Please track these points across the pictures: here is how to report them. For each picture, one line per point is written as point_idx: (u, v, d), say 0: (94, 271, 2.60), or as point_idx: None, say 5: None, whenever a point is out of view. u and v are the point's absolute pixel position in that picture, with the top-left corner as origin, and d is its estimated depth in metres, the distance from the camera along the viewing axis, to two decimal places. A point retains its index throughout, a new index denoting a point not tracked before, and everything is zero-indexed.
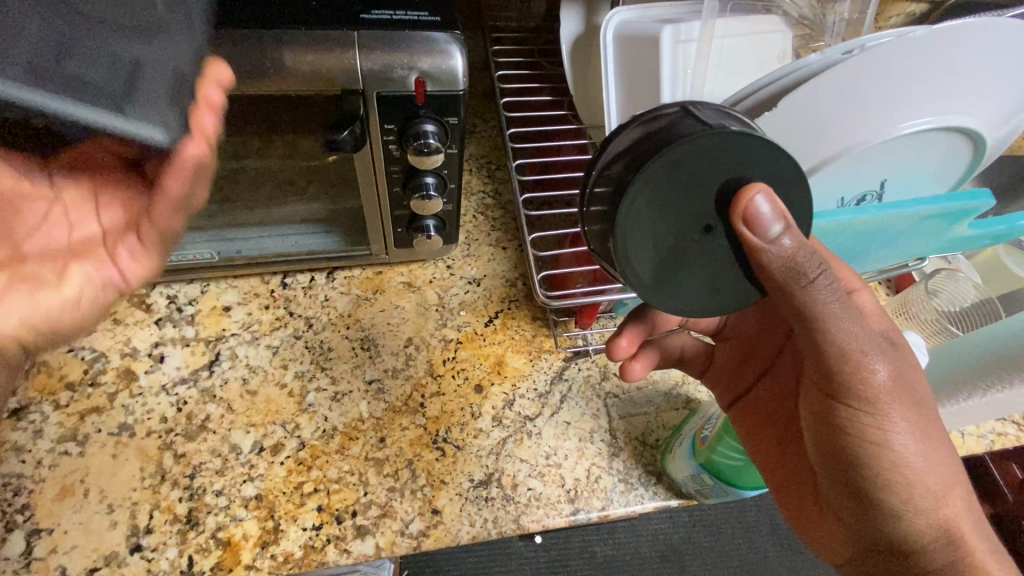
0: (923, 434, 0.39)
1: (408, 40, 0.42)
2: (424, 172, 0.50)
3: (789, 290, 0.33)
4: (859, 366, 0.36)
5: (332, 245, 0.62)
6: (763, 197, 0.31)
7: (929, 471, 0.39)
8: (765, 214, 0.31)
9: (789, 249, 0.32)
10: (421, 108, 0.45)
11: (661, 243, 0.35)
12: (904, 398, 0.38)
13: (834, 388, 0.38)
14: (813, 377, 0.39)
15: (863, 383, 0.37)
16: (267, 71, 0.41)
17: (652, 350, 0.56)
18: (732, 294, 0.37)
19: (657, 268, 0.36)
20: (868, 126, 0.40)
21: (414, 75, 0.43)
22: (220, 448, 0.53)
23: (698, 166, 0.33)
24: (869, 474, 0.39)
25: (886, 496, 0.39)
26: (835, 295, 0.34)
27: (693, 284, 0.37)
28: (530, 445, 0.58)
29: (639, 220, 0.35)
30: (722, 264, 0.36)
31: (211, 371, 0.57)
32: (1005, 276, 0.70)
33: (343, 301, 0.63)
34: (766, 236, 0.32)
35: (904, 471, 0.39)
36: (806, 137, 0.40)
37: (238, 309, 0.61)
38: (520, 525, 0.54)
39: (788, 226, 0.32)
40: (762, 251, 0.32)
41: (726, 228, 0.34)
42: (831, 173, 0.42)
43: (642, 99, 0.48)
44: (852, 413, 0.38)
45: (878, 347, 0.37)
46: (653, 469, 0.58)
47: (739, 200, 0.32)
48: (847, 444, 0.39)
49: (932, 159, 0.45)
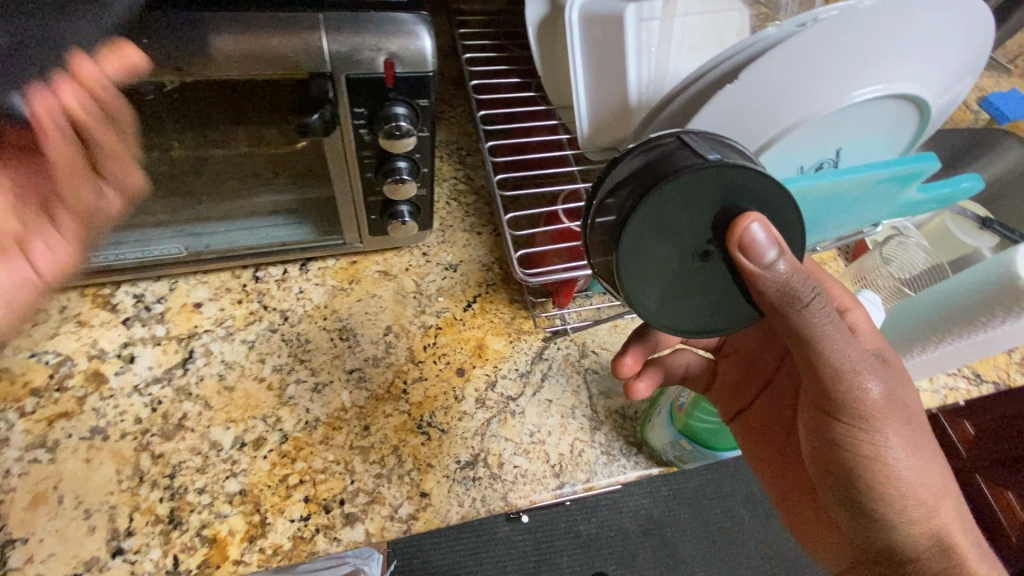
0: (915, 447, 0.41)
1: (375, 21, 0.42)
2: (396, 156, 0.50)
3: (787, 314, 0.35)
4: (854, 386, 0.39)
5: (305, 236, 0.61)
6: (759, 225, 0.32)
7: (919, 483, 0.42)
8: (761, 241, 0.33)
9: (783, 275, 0.33)
10: (390, 90, 0.45)
11: (661, 266, 0.37)
12: (897, 415, 0.41)
13: (832, 406, 0.40)
14: (811, 396, 0.41)
15: (858, 402, 0.39)
16: (234, 53, 0.40)
17: (657, 368, 0.58)
18: (731, 317, 0.39)
19: (658, 289, 0.37)
20: (825, 97, 0.42)
21: (383, 56, 0.42)
22: (201, 445, 0.52)
23: (696, 194, 0.34)
24: (865, 484, 0.42)
25: (880, 505, 0.42)
26: (829, 320, 0.36)
27: (694, 303, 0.38)
28: (514, 424, 0.59)
29: (641, 242, 0.35)
30: (718, 287, 0.37)
31: (186, 369, 0.56)
32: (951, 242, 0.75)
33: (319, 292, 0.62)
34: (761, 263, 0.33)
35: (896, 482, 0.41)
36: (767, 106, 0.42)
37: (209, 305, 0.60)
38: (507, 502, 0.55)
39: (782, 252, 0.34)
40: (757, 277, 0.34)
41: (722, 254, 0.36)
42: (792, 143, 0.44)
43: (610, 75, 0.49)
44: (848, 428, 0.41)
45: (871, 368, 0.39)
46: (633, 440, 0.60)
47: (735, 227, 0.33)
48: (844, 458, 0.42)
49: (884, 127, 0.48)
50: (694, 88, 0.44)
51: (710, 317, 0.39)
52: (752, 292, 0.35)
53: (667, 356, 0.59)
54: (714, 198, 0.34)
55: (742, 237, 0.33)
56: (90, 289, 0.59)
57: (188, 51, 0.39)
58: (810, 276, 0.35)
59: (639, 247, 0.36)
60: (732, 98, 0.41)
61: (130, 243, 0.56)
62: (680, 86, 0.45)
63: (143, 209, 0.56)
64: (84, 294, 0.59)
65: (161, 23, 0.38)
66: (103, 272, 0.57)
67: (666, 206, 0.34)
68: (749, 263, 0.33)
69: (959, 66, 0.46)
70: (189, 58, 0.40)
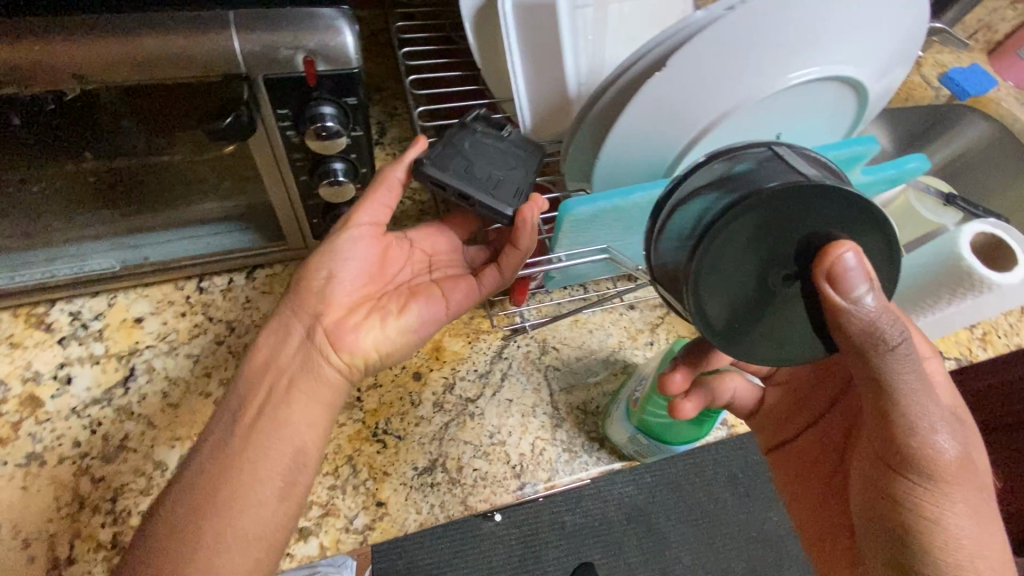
0: (980, 516, 0.40)
1: (290, 17, 0.40)
2: (331, 157, 0.48)
3: (869, 355, 0.34)
4: (927, 445, 0.38)
5: (249, 244, 0.59)
6: (853, 255, 0.31)
7: (983, 557, 0.39)
8: (854, 272, 0.31)
9: (871, 311, 0.32)
10: (314, 89, 0.43)
11: (740, 282, 0.35)
12: (968, 481, 0.39)
13: (897, 460, 0.39)
14: (878, 447, 0.41)
15: (930, 461, 0.38)
16: (139, 56, 0.38)
17: (707, 390, 0.53)
18: (797, 349, 0.37)
19: (729, 307, 0.36)
20: (759, 80, 0.41)
21: (302, 54, 0.40)
22: (144, 466, 0.50)
23: (790, 209, 0.33)
24: (921, 545, 0.40)
25: (935, 573, 0.39)
26: (909, 378, 0.36)
27: (770, 331, 0.36)
28: (473, 426, 0.58)
29: (722, 253, 0.34)
30: (792, 316, 0.36)
31: (126, 388, 0.54)
32: (912, 219, 0.75)
33: (267, 300, 0.60)
34: (849, 297, 0.32)
35: (953, 550, 0.39)
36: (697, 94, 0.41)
37: (151, 319, 0.58)
38: (467, 506, 0.54)
39: (873, 287, 0.32)
40: (844, 311, 0.33)
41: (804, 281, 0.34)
42: (726, 130, 0.43)
43: (543, 66, 0.48)
44: (912, 485, 0.39)
45: (950, 429, 0.38)
46: (595, 436, 0.59)
47: (826, 254, 0.32)
48: (901, 513, 0.40)
49: (823, 110, 0.47)
50: (626, 76, 0.43)
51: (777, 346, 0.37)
52: (832, 325, 0.34)
53: (716, 382, 0.54)
54: (810, 215, 0.33)
55: (837, 262, 0.32)
56: (23, 308, 0.57)
57: (86, 57, 0.37)
58: (900, 324, 0.34)
59: (720, 255, 0.35)
60: (661, 87, 0.40)
61: (66, 257, 0.54)
62: (612, 74, 0.43)
63: (75, 222, 0.53)
64: (17, 314, 0.57)
65: (55, 29, 0.36)
66: (35, 291, 0.55)
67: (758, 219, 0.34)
68: (840, 291, 0.32)
69: (898, 45, 0.45)
70: (89, 66, 0.38)
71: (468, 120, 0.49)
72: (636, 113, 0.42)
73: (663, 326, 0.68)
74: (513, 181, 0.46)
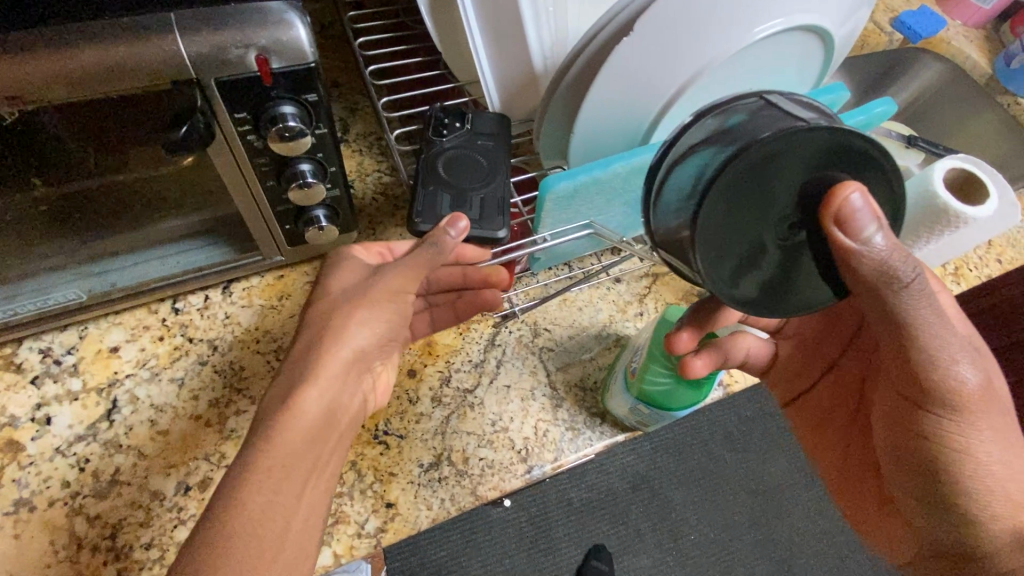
0: (1005, 440, 0.43)
1: (238, 15, 0.37)
2: (298, 158, 0.46)
3: (884, 293, 0.36)
4: (947, 374, 0.40)
5: (221, 257, 0.56)
6: (859, 195, 0.33)
7: (1010, 480, 0.42)
8: (861, 213, 0.33)
9: (881, 250, 0.34)
10: (271, 89, 0.41)
11: (743, 236, 0.36)
12: (990, 406, 0.42)
13: (922, 396, 0.42)
14: (904, 386, 0.44)
15: (954, 390, 0.41)
16: (79, 70, 0.36)
17: (717, 347, 0.55)
18: (808, 295, 0.38)
19: (734, 265, 0.37)
20: (723, 39, 0.41)
21: (253, 52, 0.38)
22: (141, 498, 0.49)
23: (785, 158, 0.34)
24: (947, 477, 0.43)
25: (960, 499, 0.43)
26: (932, 311, 0.38)
27: (777, 281, 0.37)
28: (474, 417, 0.57)
29: (724, 208, 0.35)
30: (797, 265, 0.37)
31: (111, 421, 0.52)
32: None
33: (247, 315, 0.59)
34: (859, 238, 0.34)
35: (982, 476, 0.42)
36: (666, 59, 0.41)
37: (128, 347, 0.55)
38: (477, 496, 0.53)
39: (879, 226, 0.34)
40: (855, 253, 0.34)
41: (806, 228, 0.36)
42: (697, 92, 0.43)
43: (509, 43, 0.46)
44: (937, 417, 0.43)
45: (970, 355, 0.41)
46: (596, 411, 0.60)
47: (833, 200, 0.33)
48: (928, 446, 0.44)
49: (792, 61, 0.48)
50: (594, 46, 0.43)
51: (786, 296, 0.38)
52: (842, 266, 0.36)
53: (727, 340, 0.57)
54: (804, 161, 0.34)
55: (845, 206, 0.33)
56: None
57: (19, 75, 0.35)
58: (911, 261, 0.36)
59: (724, 211, 0.35)
60: (630, 56, 0.40)
61: (26, 292, 0.51)
62: (579, 47, 0.43)
63: (32, 255, 0.50)
64: None
65: None
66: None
67: (753, 170, 0.34)
68: (851, 233, 0.34)
69: None
70: (24, 85, 0.35)
71: (433, 137, 0.47)
72: (604, 87, 0.41)
73: (650, 296, 0.69)
74: (494, 196, 0.45)
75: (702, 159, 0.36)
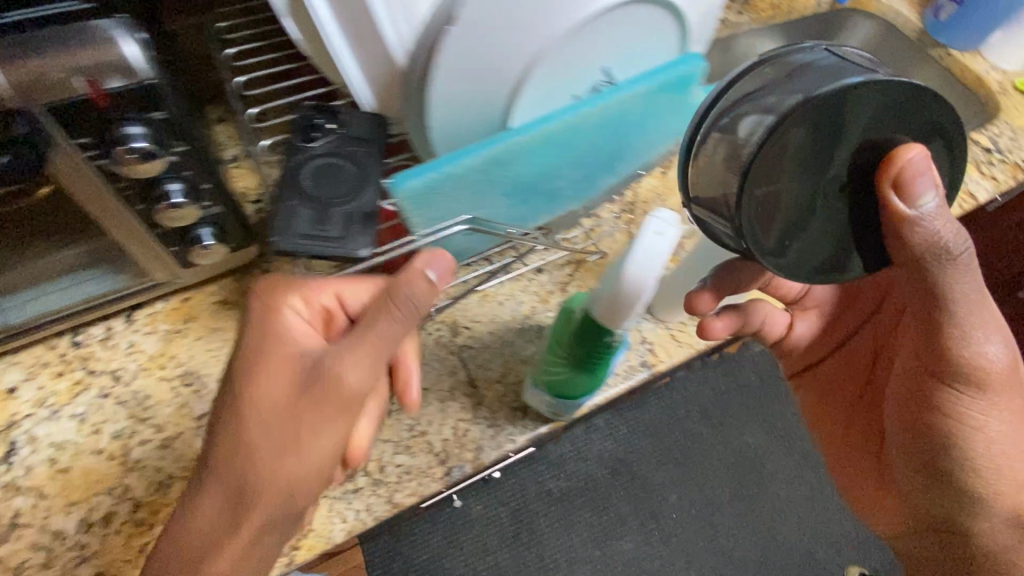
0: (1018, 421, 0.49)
1: (60, 39, 0.36)
2: (163, 179, 0.45)
3: (925, 263, 0.40)
4: (972, 355, 0.46)
5: (113, 285, 0.55)
6: (918, 158, 0.36)
7: (1016, 458, 0.50)
8: (918, 178, 0.36)
9: (930, 215, 0.38)
10: (111, 109, 0.39)
11: (799, 198, 0.39)
12: (1006, 385, 0.48)
13: (945, 372, 0.48)
14: (928, 361, 0.48)
15: (977, 368, 0.46)
16: None
17: (733, 312, 0.62)
18: (848, 264, 0.42)
19: (787, 228, 0.39)
20: (547, 26, 0.44)
21: (82, 77, 0.37)
22: (42, 539, 0.48)
23: (861, 114, 0.37)
24: (953, 452, 0.50)
25: (969, 472, 0.51)
26: (969, 291, 0.42)
27: (825, 252, 0.41)
28: (391, 423, 0.56)
29: (791, 162, 0.38)
30: (846, 233, 0.41)
31: (8, 463, 0.50)
32: None
33: (151, 341, 0.57)
34: (913, 203, 0.37)
35: (992, 452, 0.50)
36: (501, 43, 0.43)
37: (26, 386, 0.54)
38: (394, 503, 0.53)
39: (934, 193, 0.38)
40: (908, 218, 0.38)
41: (853, 193, 0.39)
42: (543, 70, 0.47)
43: (366, 42, 0.46)
44: (957, 395, 0.48)
45: (998, 335, 0.46)
46: (517, 405, 0.60)
47: (894, 161, 0.37)
48: (939, 418, 0.50)
49: (637, 33, 0.51)
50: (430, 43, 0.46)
51: (824, 266, 0.41)
52: (891, 234, 0.39)
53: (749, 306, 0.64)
54: (903, 107, 0.38)
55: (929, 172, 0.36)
56: None
57: None
58: (959, 233, 0.39)
59: (766, 172, 0.38)
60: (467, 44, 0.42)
61: None
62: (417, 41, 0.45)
63: None
64: None
65: None
66: None
67: (822, 124, 0.37)
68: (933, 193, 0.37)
69: None
70: None
71: (303, 143, 0.45)
72: (450, 80, 0.44)
73: (573, 282, 0.67)
74: (358, 206, 0.42)
75: (761, 114, 0.38)
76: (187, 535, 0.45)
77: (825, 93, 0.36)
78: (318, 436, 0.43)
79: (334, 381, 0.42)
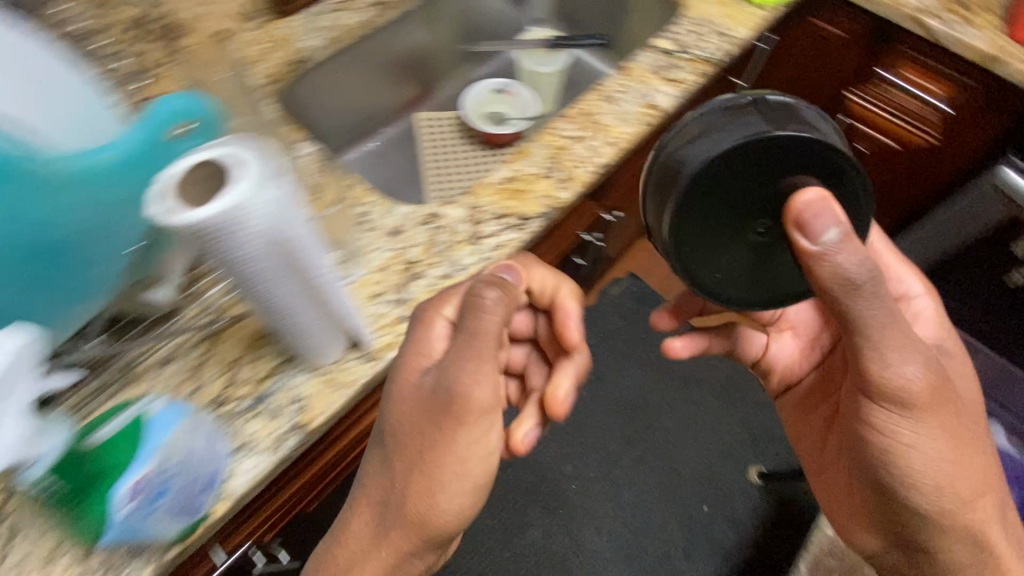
0: (946, 436, 0.61)
1: None
2: None
3: (829, 290, 0.51)
4: (892, 376, 0.56)
5: None
6: (811, 194, 0.47)
7: (948, 472, 0.63)
8: (813, 218, 0.47)
9: (832, 243, 0.48)
10: None
11: (715, 238, 0.55)
12: (934, 403, 0.59)
13: (871, 393, 0.59)
14: (859, 382, 0.59)
15: (901, 388, 0.57)
16: None
17: (693, 335, 0.82)
18: (784, 288, 0.58)
19: (708, 252, 0.56)
20: None
21: None
22: None
23: (738, 179, 0.52)
24: (890, 462, 0.64)
25: (903, 480, 0.64)
26: (883, 315, 0.52)
27: (747, 275, 0.57)
28: None
29: (696, 213, 0.54)
30: (769, 262, 0.56)
31: None
32: None
33: None
34: (816, 238, 0.48)
35: (923, 468, 0.62)
36: None
37: None
38: None
39: (838, 227, 0.48)
40: (810, 246, 0.48)
41: (772, 225, 0.53)
42: None
43: None
44: (888, 412, 0.60)
45: (914, 359, 0.56)
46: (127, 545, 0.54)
47: (794, 203, 0.48)
48: (875, 436, 0.63)
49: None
50: None
51: (761, 288, 0.58)
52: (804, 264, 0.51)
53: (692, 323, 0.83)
54: (809, 159, 0.52)
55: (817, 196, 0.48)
56: None
57: None
58: (857, 254, 0.49)
59: (698, 216, 0.54)
60: None
61: None
62: None
63: None
64: None
65: None
66: None
67: (728, 171, 0.52)
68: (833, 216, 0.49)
69: None
70: None
71: None
72: None
73: (204, 366, 0.62)
74: None
75: (702, 148, 0.53)
76: (350, 522, 0.63)
77: (695, 169, 0.52)
78: (436, 458, 0.57)
79: (462, 400, 0.55)
